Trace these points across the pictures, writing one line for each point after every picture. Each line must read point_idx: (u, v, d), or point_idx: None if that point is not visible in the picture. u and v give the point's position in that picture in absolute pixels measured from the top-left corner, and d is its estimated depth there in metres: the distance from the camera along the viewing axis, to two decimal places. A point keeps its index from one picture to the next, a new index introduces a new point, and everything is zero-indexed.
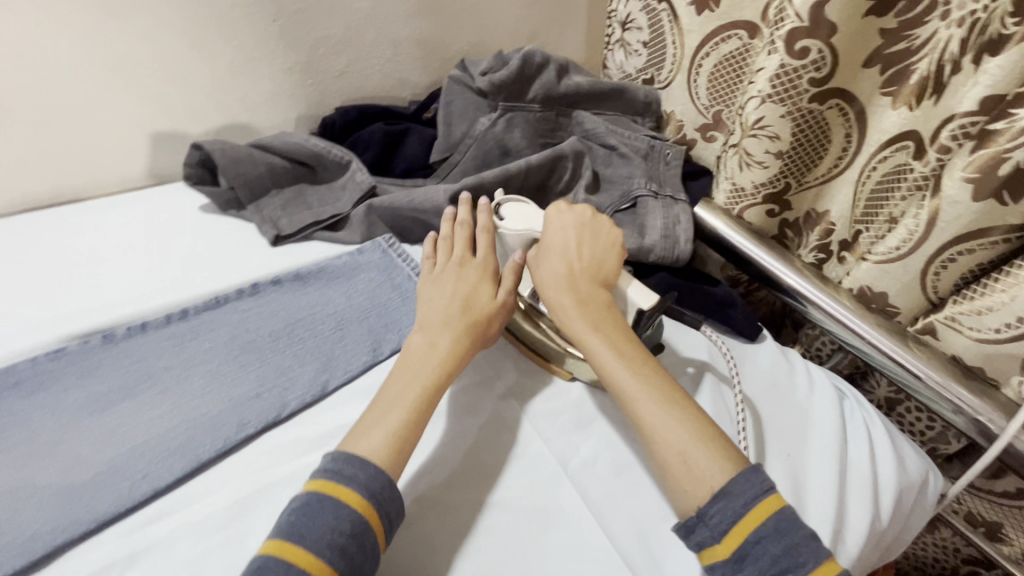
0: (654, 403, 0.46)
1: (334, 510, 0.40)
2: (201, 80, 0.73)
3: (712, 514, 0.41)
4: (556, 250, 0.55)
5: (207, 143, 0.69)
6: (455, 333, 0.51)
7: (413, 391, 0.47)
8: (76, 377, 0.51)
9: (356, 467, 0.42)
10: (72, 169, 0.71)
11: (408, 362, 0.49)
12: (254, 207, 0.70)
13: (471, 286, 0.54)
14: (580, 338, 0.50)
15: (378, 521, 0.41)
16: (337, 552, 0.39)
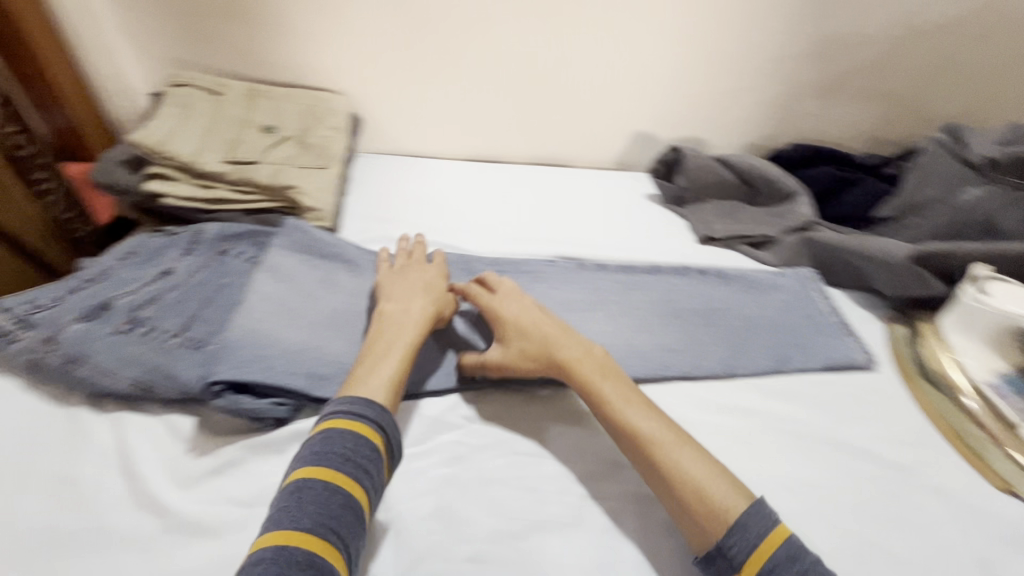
0: (671, 441, 0.49)
1: (352, 438, 0.46)
2: (695, 98, 0.89)
3: (730, 547, 0.42)
4: (533, 308, 0.60)
5: (684, 149, 0.84)
6: (424, 306, 0.61)
7: (404, 344, 0.56)
8: (560, 284, 0.71)
9: (364, 405, 0.49)
10: (576, 143, 0.95)
11: (387, 325, 0.58)
12: (694, 210, 0.83)
13: (427, 288, 0.64)
14: (589, 382, 0.53)
15: (383, 446, 0.48)
16: (360, 470, 0.45)
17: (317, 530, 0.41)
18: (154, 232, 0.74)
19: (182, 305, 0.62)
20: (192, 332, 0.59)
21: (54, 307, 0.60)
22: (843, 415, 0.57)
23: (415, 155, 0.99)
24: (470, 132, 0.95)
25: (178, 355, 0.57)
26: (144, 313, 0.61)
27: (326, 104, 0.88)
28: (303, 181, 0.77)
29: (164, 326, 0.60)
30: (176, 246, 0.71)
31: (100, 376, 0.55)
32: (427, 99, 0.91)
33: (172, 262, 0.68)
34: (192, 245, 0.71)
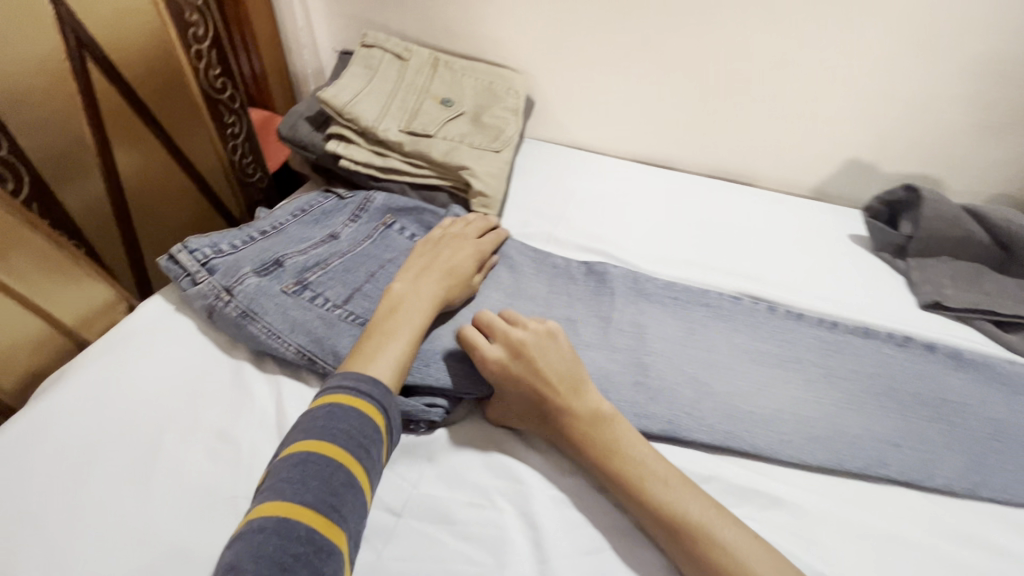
0: (721, 518, 0.42)
1: (358, 418, 0.44)
2: (942, 130, 0.73)
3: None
4: (550, 360, 0.50)
5: (922, 189, 0.68)
6: (434, 290, 0.56)
7: (409, 325, 0.52)
8: (745, 328, 0.61)
9: (368, 382, 0.46)
10: (769, 161, 0.83)
11: (397, 301, 0.54)
12: (919, 265, 0.68)
13: (450, 262, 0.59)
14: (604, 459, 0.46)
15: (388, 429, 0.46)
16: (365, 450, 0.43)
17: (320, 506, 0.39)
18: (324, 192, 0.73)
19: (348, 276, 0.60)
20: (357, 307, 0.57)
21: (232, 254, 0.59)
22: None
23: (580, 147, 0.91)
24: (648, 132, 0.86)
25: (344, 331, 0.54)
26: (312, 276, 0.59)
27: (505, 83, 0.83)
28: (476, 162, 0.73)
29: (330, 296, 0.57)
30: (344, 210, 0.70)
31: (269, 336, 0.54)
32: (611, 90, 0.83)
33: (339, 227, 0.67)
34: (359, 213, 0.69)
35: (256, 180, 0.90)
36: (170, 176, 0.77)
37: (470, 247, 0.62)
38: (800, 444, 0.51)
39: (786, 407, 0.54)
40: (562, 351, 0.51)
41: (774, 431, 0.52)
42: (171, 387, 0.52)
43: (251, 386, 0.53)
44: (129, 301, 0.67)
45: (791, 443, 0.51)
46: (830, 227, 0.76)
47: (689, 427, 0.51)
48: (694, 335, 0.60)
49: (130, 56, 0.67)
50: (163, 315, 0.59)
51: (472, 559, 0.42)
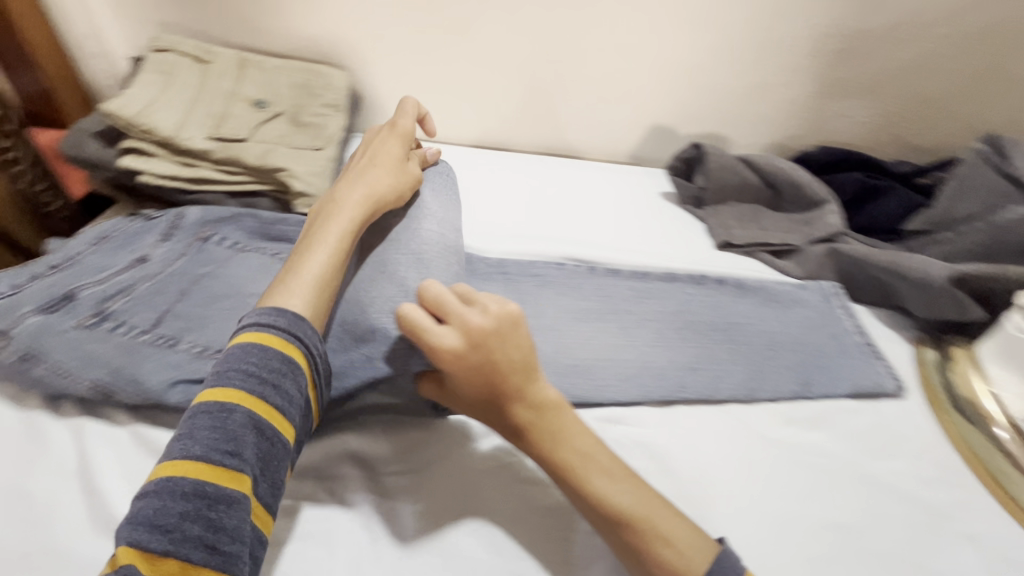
0: (650, 506, 0.42)
1: (261, 357, 0.42)
2: (719, 92, 0.83)
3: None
4: (508, 351, 0.44)
5: (707, 146, 0.77)
6: (360, 198, 0.54)
7: (337, 222, 0.52)
8: (571, 291, 0.66)
9: (276, 314, 0.45)
10: (588, 135, 0.90)
11: (323, 211, 0.53)
12: (713, 211, 0.78)
13: (372, 157, 0.58)
14: (549, 450, 0.44)
15: (305, 360, 0.45)
16: (270, 388, 0.42)
17: (212, 455, 0.38)
18: (133, 216, 0.68)
19: (150, 298, 0.55)
20: (164, 327, 0.53)
21: (13, 296, 0.54)
22: (871, 449, 0.53)
23: (418, 138, 0.93)
24: (476, 117, 0.89)
25: (147, 355, 0.50)
26: (112, 304, 0.54)
27: (324, 79, 0.82)
28: (295, 163, 0.71)
29: (132, 319, 0.53)
30: (153, 231, 0.65)
31: (57, 375, 0.49)
32: (433, 78, 0.85)
33: (149, 249, 0.62)
34: (171, 230, 0.64)
35: (55, 209, 0.79)
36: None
37: (399, 148, 0.60)
38: (613, 386, 0.56)
39: (602, 356, 0.59)
40: (520, 334, 0.45)
41: (590, 378, 0.57)
42: None
43: (48, 433, 0.49)
44: None
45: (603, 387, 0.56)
46: (644, 190, 0.85)
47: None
48: (523, 304, 0.64)
49: None
50: None
51: (304, 555, 0.43)
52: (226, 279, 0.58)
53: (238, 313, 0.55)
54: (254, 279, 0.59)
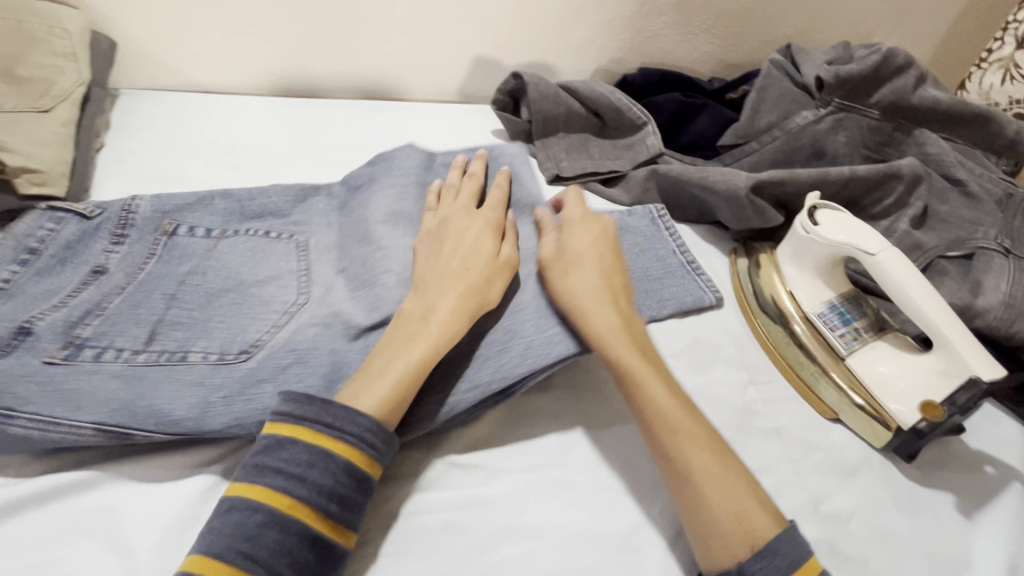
0: (698, 439, 0.41)
1: (288, 451, 0.37)
2: (538, 15, 0.77)
3: (751, 568, 0.36)
4: (590, 244, 0.51)
5: (526, 74, 0.72)
6: (455, 299, 0.45)
7: (417, 351, 0.42)
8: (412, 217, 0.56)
9: (302, 402, 0.38)
10: (408, 73, 0.81)
11: (410, 320, 0.44)
12: (542, 144, 0.74)
13: (466, 245, 0.49)
14: (618, 357, 0.44)
15: (342, 444, 0.38)
16: (296, 481, 0.36)
17: (230, 556, 0.33)
18: (52, 209, 0.49)
19: (138, 312, 0.44)
20: (171, 341, 0.43)
21: None
22: (692, 364, 0.53)
23: (206, 91, 0.78)
24: (272, 61, 0.76)
25: (161, 380, 0.41)
26: (84, 330, 0.42)
27: (46, 19, 0.63)
28: (6, 131, 0.55)
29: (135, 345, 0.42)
30: (90, 228, 0.49)
31: (46, 429, 0.37)
32: (199, 13, 0.69)
33: (102, 258, 0.48)
34: (123, 228, 0.50)
35: None
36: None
37: (491, 244, 0.50)
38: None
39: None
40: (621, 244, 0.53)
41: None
42: None
43: None
44: None
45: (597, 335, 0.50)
46: (473, 129, 0.79)
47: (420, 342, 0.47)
48: None
49: None
50: None
51: None
52: (226, 274, 0.49)
53: (263, 317, 0.46)
54: (255, 264, 0.50)
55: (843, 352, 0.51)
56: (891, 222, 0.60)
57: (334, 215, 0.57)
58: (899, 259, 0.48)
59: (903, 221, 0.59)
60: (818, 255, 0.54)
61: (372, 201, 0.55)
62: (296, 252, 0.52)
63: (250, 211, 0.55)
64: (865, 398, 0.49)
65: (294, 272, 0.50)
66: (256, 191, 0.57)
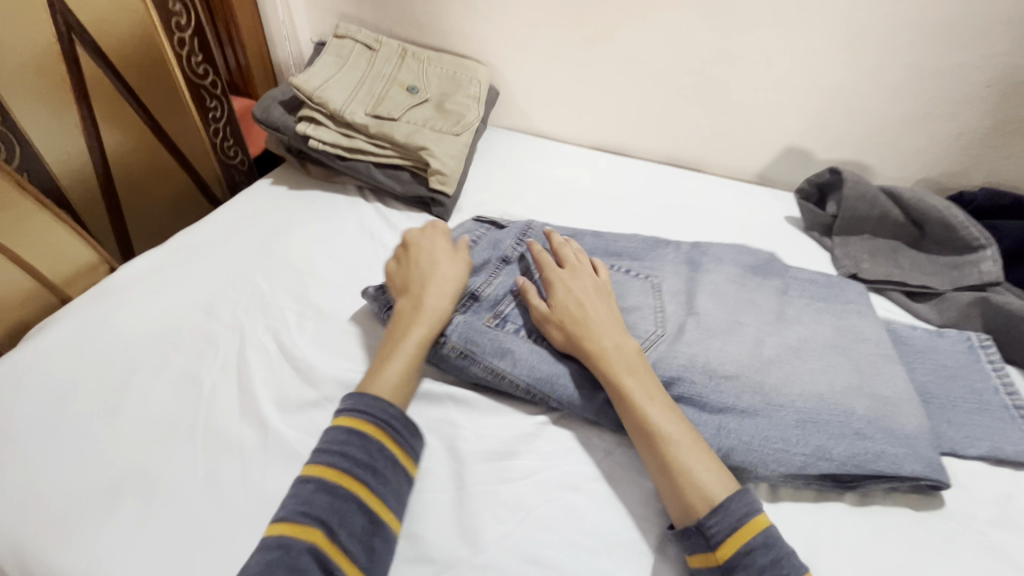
0: (687, 445, 0.46)
1: (330, 435, 0.46)
2: (868, 118, 0.77)
3: (710, 526, 0.42)
4: (580, 286, 0.57)
5: (846, 172, 0.73)
6: (438, 293, 0.56)
7: (405, 346, 0.53)
8: (731, 289, 0.62)
9: (344, 397, 0.49)
10: (714, 150, 0.88)
11: (404, 311, 0.55)
12: (841, 241, 0.73)
13: (428, 254, 0.60)
14: (616, 373, 0.50)
15: (373, 427, 0.47)
16: (337, 457, 0.45)
17: (291, 516, 0.42)
18: (480, 221, 0.67)
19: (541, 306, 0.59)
20: (515, 318, 0.57)
21: None
22: (998, 520, 0.47)
23: (543, 136, 0.97)
24: (602, 122, 0.91)
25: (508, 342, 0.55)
26: (506, 308, 0.58)
27: (469, 73, 0.89)
28: (434, 144, 0.78)
29: (494, 313, 0.58)
30: (502, 233, 0.66)
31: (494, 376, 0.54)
32: (564, 79, 0.88)
33: (510, 247, 0.63)
34: (524, 231, 0.65)
35: (237, 162, 0.94)
36: (169, 178, 0.84)
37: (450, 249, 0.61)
38: (717, 380, 0.53)
39: (729, 351, 0.55)
40: (600, 279, 0.59)
41: (705, 367, 0.54)
42: (146, 330, 0.58)
43: (216, 335, 0.58)
44: (111, 263, 0.70)
45: (884, 452, 0.48)
46: (767, 211, 0.82)
47: (710, 387, 0.53)
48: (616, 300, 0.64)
49: (118, 40, 0.72)
50: (146, 272, 0.65)
51: None
52: None
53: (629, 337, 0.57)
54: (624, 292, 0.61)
55: None
56: None
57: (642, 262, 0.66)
58: None
59: None
60: None
61: (720, 271, 0.64)
62: (653, 289, 0.61)
63: (613, 250, 0.67)
64: None
65: (651, 308, 0.59)
66: (621, 238, 0.69)
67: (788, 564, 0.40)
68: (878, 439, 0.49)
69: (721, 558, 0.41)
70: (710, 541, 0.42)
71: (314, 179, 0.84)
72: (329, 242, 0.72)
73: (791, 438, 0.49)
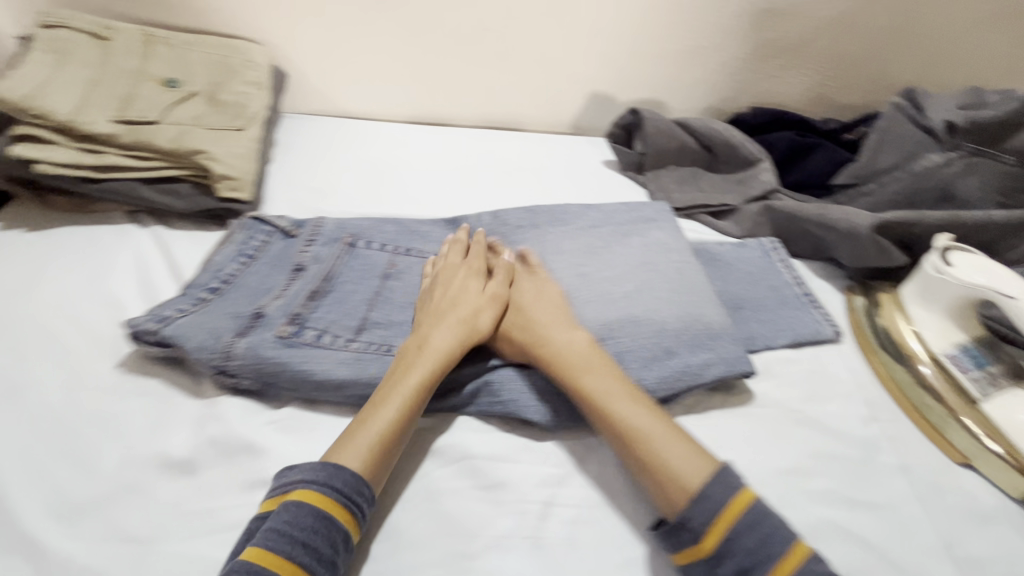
0: (661, 436, 0.43)
1: (297, 515, 0.38)
2: (654, 57, 0.82)
3: (691, 517, 0.40)
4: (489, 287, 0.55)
5: (644, 110, 0.77)
6: (448, 330, 0.50)
7: (393, 401, 0.45)
8: (550, 242, 0.62)
9: (317, 467, 0.41)
10: (527, 105, 0.88)
11: (408, 353, 0.48)
12: (653, 176, 0.79)
13: (470, 309, 0.52)
14: (573, 373, 0.47)
15: (348, 513, 0.40)
16: (299, 548, 0.37)
17: None
18: (261, 222, 0.62)
19: (347, 303, 0.54)
20: (316, 323, 0.51)
21: (198, 316, 0.50)
22: (809, 395, 0.54)
23: (351, 116, 0.89)
24: (410, 92, 0.85)
25: (307, 347, 0.49)
26: (306, 312, 0.52)
27: (242, 55, 0.76)
28: (213, 145, 0.66)
29: (289, 318, 0.51)
30: (292, 241, 0.61)
31: (300, 382, 0.48)
32: (357, 51, 0.80)
33: (301, 256, 0.59)
34: (314, 236, 0.61)
35: None
36: None
37: (475, 283, 0.55)
38: None
39: None
40: (540, 278, 0.56)
41: None
42: None
43: None
44: None
45: (689, 364, 0.52)
46: (586, 159, 0.84)
47: None
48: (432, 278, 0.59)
49: None
50: None
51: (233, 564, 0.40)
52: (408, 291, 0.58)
53: None
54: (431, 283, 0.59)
55: (977, 396, 0.50)
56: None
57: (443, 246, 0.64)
58: None
59: None
60: (952, 298, 0.53)
61: (528, 235, 0.64)
62: None
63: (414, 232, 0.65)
64: (1001, 444, 0.48)
65: None
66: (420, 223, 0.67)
67: (779, 539, 0.38)
68: (684, 352, 0.53)
69: (706, 546, 0.39)
70: (694, 531, 0.40)
71: (62, 212, 0.67)
72: (96, 289, 0.58)
73: None
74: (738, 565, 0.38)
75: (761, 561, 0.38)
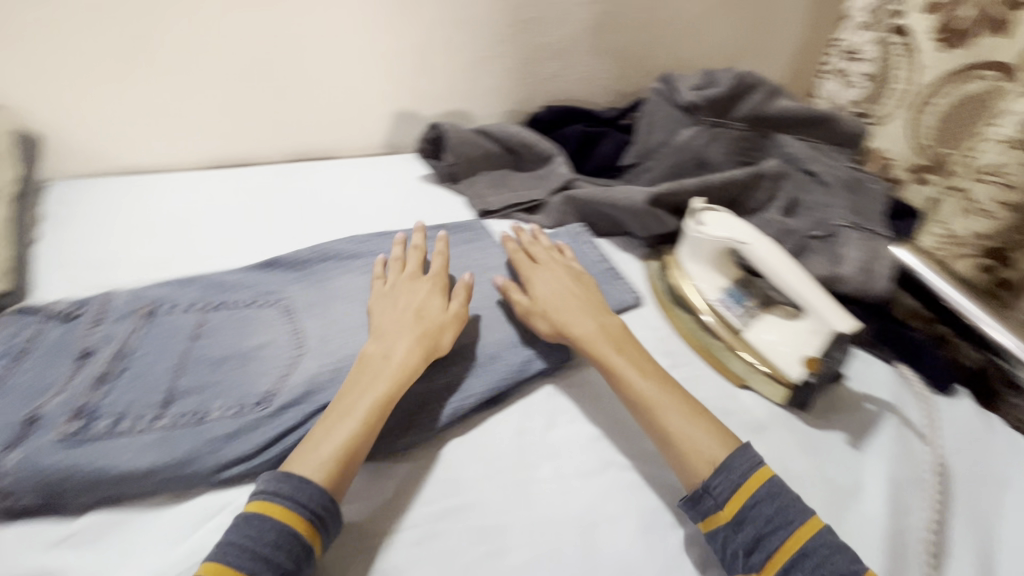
0: (684, 416, 0.49)
1: (260, 526, 0.40)
2: (445, 71, 0.86)
3: (715, 486, 0.45)
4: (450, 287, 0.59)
5: (443, 124, 0.81)
6: (409, 340, 0.51)
7: (352, 410, 0.46)
8: (375, 275, 0.63)
9: (282, 480, 0.42)
10: (331, 133, 0.86)
11: (373, 359, 0.50)
12: (468, 183, 0.81)
13: (420, 299, 0.56)
14: (640, 389, 0.51)
15: (311, 527, 0.41)
16: (260, 560, 0.38)
17: None
18: (31, 312, 0.53)
19: (148, 379, 0.49)
20: (109, 411, 0.46)
21: None
22: None
23: (134, 171, 0.80)
24: (197, 137, 0.80)
25: (99, 442, 0.44)
26: (95, 401, 0.46)
27: None
28: None
29: (73, 413, 0.45)
30: (73, 322, 0.53)
31: (97, 482, 0.43)
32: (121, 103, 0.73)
33: (86, 338, 0.51)
34: (100, 313, 0.54)
35: None
36: None
37: (428, 284, 0.58)
38: None
39: None
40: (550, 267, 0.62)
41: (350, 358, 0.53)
42: None
43: None
44: None
45: (512, 362, 0.55)
46: (401, 177, 0.85)
47: None
48: (248, 328, 0.55)
49: None
50: None
51: None
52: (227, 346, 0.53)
53: (269, 372, 0.51)
54: (252, 333, 0.55)
55: (740, 326, 0.60)
56: (767, 213, 0.71)
57: (265, 291, 0.60)
58: (771, 247, 0.58)
59: (773, 211, 0.71)
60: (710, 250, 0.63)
61: (351, 268, 0.63)
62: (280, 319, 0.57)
63: (225, 284, 0.60)
64: (764, 363, 0.58)
65: (284, 337, 0.55)
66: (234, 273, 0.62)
67: (794, 511, 0.43)
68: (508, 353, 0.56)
69: (728, 514, 0.44)
70: (717, 499, 0.45)
71: None
72: None
73: (442, 393, 0.52)
74: (756, 531, 0.43)
75: (776, 526, 0.43)
